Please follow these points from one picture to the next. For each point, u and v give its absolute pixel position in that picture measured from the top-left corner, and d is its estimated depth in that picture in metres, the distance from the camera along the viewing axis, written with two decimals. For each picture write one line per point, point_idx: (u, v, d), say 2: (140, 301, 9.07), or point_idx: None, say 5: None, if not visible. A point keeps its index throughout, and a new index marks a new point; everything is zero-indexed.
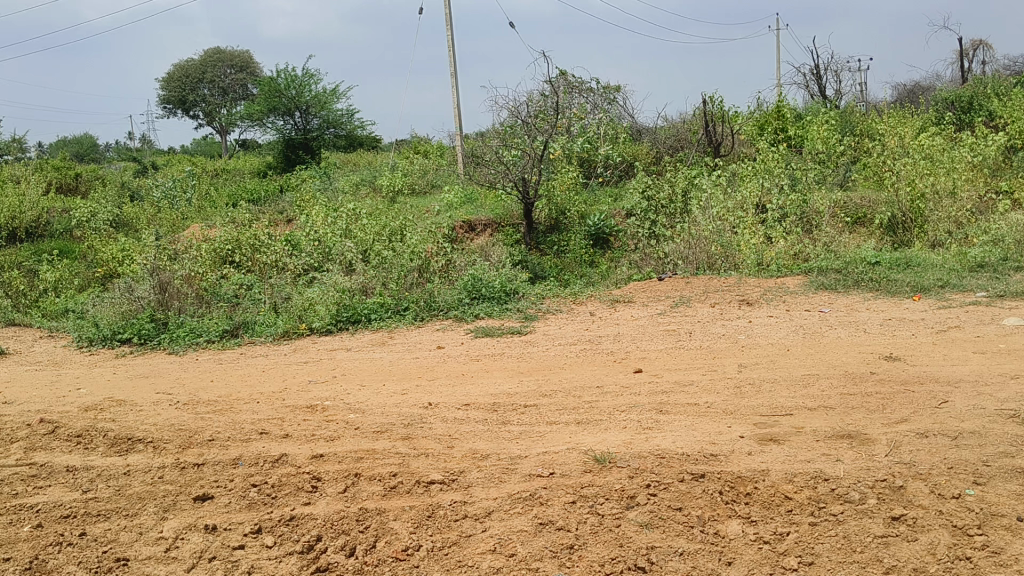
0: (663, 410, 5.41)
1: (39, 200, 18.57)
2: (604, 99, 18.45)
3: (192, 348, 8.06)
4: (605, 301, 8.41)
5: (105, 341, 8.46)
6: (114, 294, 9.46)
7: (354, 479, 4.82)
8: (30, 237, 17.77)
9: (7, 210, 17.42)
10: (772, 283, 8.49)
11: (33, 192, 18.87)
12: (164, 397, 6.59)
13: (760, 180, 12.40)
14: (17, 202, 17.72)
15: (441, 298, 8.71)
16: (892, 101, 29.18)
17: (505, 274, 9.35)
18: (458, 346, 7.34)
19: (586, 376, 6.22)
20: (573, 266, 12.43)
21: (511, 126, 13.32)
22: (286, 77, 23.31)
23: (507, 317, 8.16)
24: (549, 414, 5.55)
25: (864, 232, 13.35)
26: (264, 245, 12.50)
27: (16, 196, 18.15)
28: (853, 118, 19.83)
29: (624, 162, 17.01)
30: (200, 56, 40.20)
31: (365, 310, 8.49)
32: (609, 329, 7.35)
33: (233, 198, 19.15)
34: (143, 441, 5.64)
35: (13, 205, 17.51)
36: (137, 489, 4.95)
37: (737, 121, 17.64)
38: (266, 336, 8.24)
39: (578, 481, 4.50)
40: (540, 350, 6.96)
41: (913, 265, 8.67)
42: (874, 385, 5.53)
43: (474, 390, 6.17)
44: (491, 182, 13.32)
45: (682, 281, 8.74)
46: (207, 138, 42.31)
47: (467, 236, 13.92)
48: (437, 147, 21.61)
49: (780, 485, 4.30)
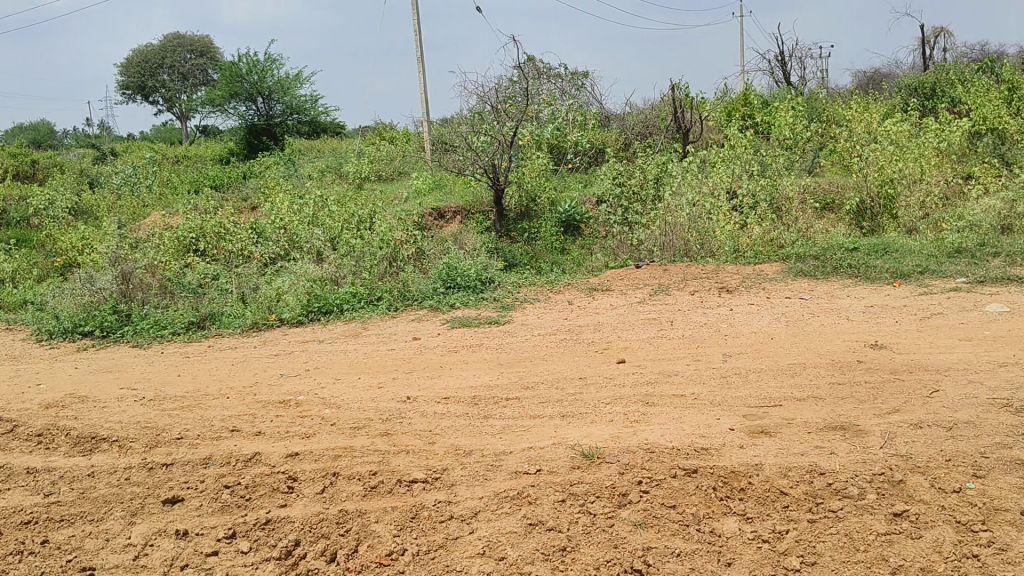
0: (649, 402, 5.26)
1: None
2: (573, 85, 18.24)
3: (157, 341, 7.77)
4: (582, 290, 8.23)
5: (66, 335, 8.13)
6: (73, 286, 9.11)
7: (332, 479, 4.62)
8: None
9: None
10: (751, 269, 8.35)
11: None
12: (128, 392, 6.33)
13: (731, 166, 12.32)
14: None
15: (415, 288, 8.49)
16: (856, 87, 29.26)
17: (480, 262, 9.12)
18: (434, 337, 7.14)
19: (567, 367, 6.05)
20: (545, 253, 12.28)
21: (479, 112, 12.94)
22: (247, 61, 22.75)
23: (483, 307, 7.96)
24: (533, 408, 5.38)
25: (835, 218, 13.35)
26: (231, 233, 12.24)
27: None
28: (820, 105, 19.87)
29: (593, 148, 16.85)
30: (160, 41, 39.44)
31: (337, 301, 8.23)
32: (588, 319, 7.19)
33: (196, 185, 18.77)
34: (107, 441, 5.42)
35: None
36: (102, 492, 4.73)
37: (706, 107, 17.50)
38: (234, 328, 7.96)
39: (567, 478, 4.34)
40: (517, 341, 6.78)
41: (891, 249, 8.59)
42: (863, 374, 5.42)
43: (454, 382, 5.98)
44: (461, 168, 13.13)
45: (660, 268, 8.59)
46: (167, 123, 41.54)
47: (436, 224, 13.74)
48: (403, 132, 21.31)
49: (775, 479, 4.18)
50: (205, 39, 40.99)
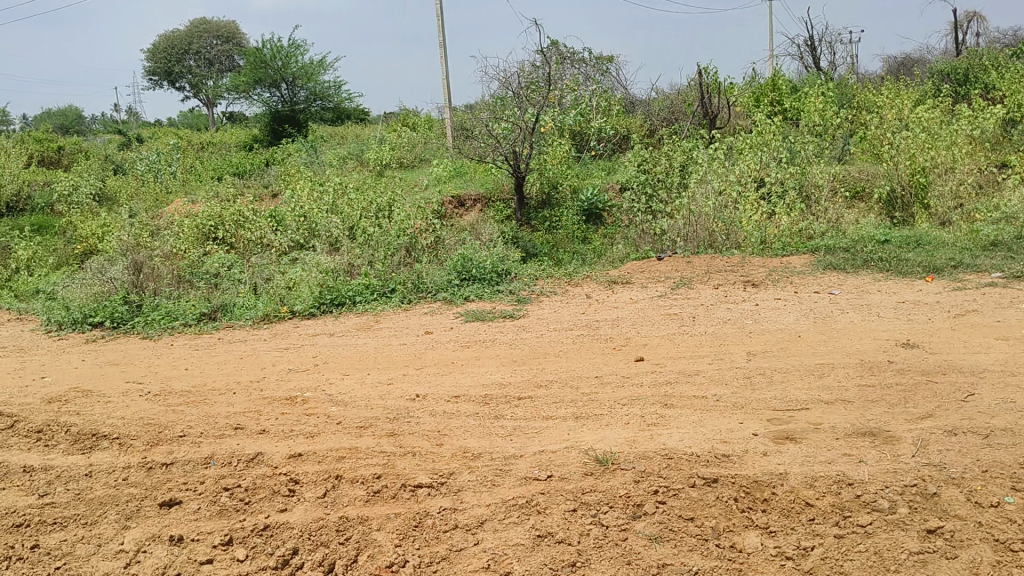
0: (668, 404, 5.02)
1: (21, 174, 18.17)
2: (597, 71, 17.89)
3: (167, 333, 7.61)
4: (602, 283, 7.99)
5: (76, 325, 8.00)
6: (86, 276, 8.98)
7: (335, 482, 4.44)
8: (11, 211, 17.39)
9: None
10: (778, 262, 8.05)
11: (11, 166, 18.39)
12: (133, 386, 6.18)
13: (757, 154, 12.03)
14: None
15: (430, 280, 8.29)
16: (886, 73, 28.70)
17: (498, 253, 8.88)
18: (447, 331, 6.94)
19: (583, 365, 5.82)
20: (566, 243, 12.12)
21: (501, 97, 12.84)
22: (272, 48, 22.59)
23: (499, 300, 7.73)
24: (546, 408, 5.15)
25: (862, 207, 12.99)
26: (250, 221, 12.09)
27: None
28: (850, 91, 19.44)
29: (617, 135, 16.55)
30: (186, 27, 39.45)
31: (350, 293, 8.04)
32: (607, 314, 6.94)
33: (218, 172, 18.68)
34: (108, 437, 5.28)
35: None
36: (99, 493, 4.59)
37: (733, 93, 17.11)
38: (245, 320, 7.79)
39: (579, 486, 4.13)
40: (533, 336, 6.56)
41: (923, 242, 8.25)
42: (894, 375, 5.16)
43: (465, 379, 5.78)
44: (482, 156, 12.91)
45: (683, 260, 8.31)
46: (193, 109, 41.59)
47: (456, 212, 13.45)
48: (426, 118, 21.09)
49: (800, 490, 3.98)
50: (230, 25, 40.98)
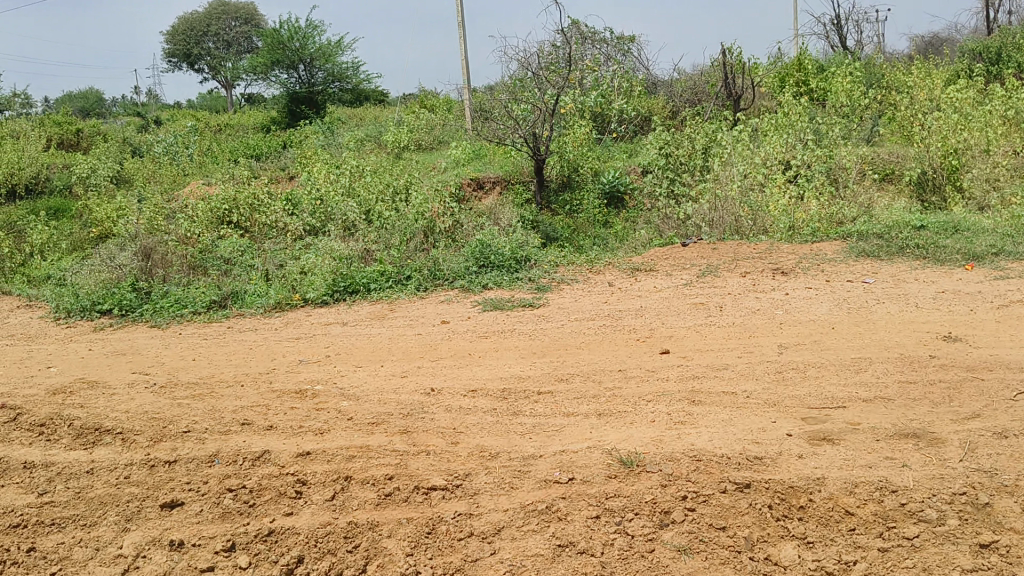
0: (695, 400, 4.76)
1: (39, 157, 18.09)
2: (618, 51, 17.53)
3: (176, 321, 7.42)
4: (624, 270, 7.71)
5: (84, 313, 7.81)
6: (96, 262, 8.80)
7: (344, 484, 4.21)
8: (29, 194, 17.31)
9: (6, 166, 16.98)
10: (808, 249, 7.73)
11: (29, 149, 18.29)
12: (140, 377, 5.98)
13: (783, 137, 11.72)
14: (15, 158, 17.28)
15: (447, 266, 8.04)
16: (914, 52, 28.09)
17: (517, 239, 8.60)
18: (464, 321, 6.69)
19: (605, 357, 5.56)
20: (586, 227, 11.92)
21: (521, 78, 12.58)
22: (289, 28, 22.24)
23: (518, 288, 7.48)
24: (567, 404, 4.90)
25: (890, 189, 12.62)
26: (265, 204, 11.86)
27: (15, 152, 17.71)
28: (879, 71, 18.98)
29: (639, 116, 16.15)
30: (205, 9, 39.30)
31: (364, 280, 7.82)
32: (630, 303, 6.66)
33: (235, 154, 18.49)
34: (111, 432, 5.09)
35: (11, 161, 17.05)
36: (98, 492, 4.39)
37: (758, 73, 16.70)
38: (257, 308, 7.58)
39: (602, 490, 3.88)
40: (553, 326, 6.31)
41: (962, 228, 7.90)
42: (936, 372, 4.87)
43: (482, 372, 5.54)
44: (500, 138, 12.60)
45: (709, 246, 8.01)
46: (212, 91, 41.41)
47: (475, 195, 13.17)
48: (444, 100, 20.79)
49: (839, 497, 3.72)
50: (249, 7, 40.78)
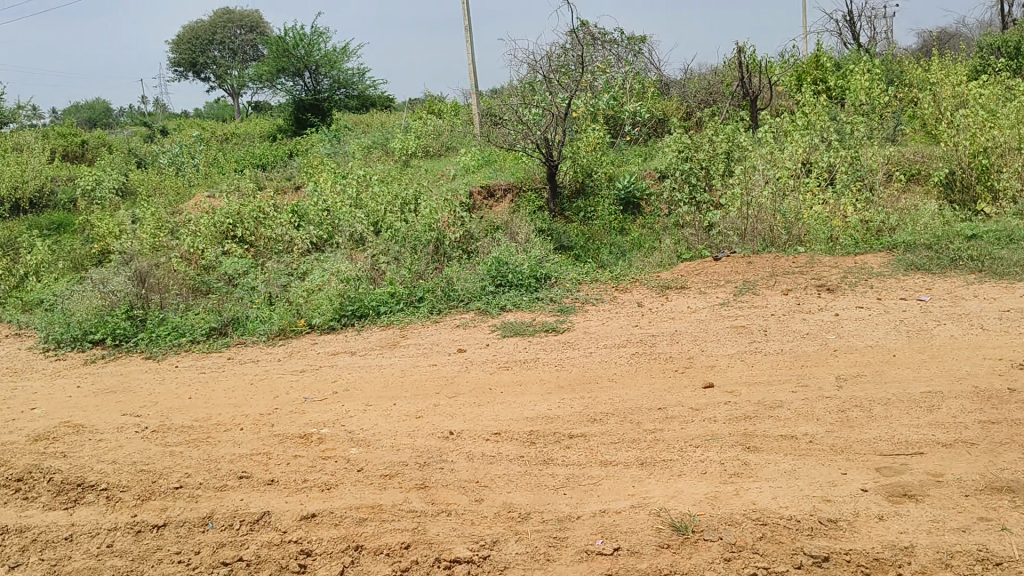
0: (751, 447, 4.21)
1: (43, 169, 17.64)
2: (630, 51, 17.01)
3: (173, 351, 6.91)
4: (653, 289, 7.16)
5: (75, 343, 7.32)
6: (88, 286, 8.27)
7: (355, 554, 3.69)
8: (33, 208, 16.88)
9: (10, 180, 16.54)
10: (852, 262, 7.16)
11: (32, 162, 17.85)
12: (130, 421, 5.46)
13: (806, 137, 11.17)
14: (18, 172, 16.82)
15: (461, 287, 7.49)
16: (925, 49, 27.47)
17: (535, 255, 8.04)
18: (483, 349, 6.15)
19: (642, 393, 5.01)
20: (603, 235, 11.39)
21: (530, 82, 11.96)
22: (294, 35, 21.83)
23: (539, 310, 6.93)
24: (605, 451, 4.35)
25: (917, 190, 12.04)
26: (270, 217, 11.28)
27: (18, 166, 17.26)
28: (897, 66, 18.36)
29: (653, 119, 15.53)
30: (210, 18, 38.96)
31: (374, 302, 7.28)
32: (664, 327, 6.10)
33: (241, 163, 17.99)
34: (95, 488, 4.57)
35: (15, 175, 16.59)
36: (77, 566, 3.87)
37: (775, 72, 16.13)
38: (259, 335, 7.07)
39: (653, 566, 3.35)
40: (581, 355, 5.76)
41: (1016, 236, 7.32)
42: (1020, 409, 4.32)
43: (506, 411, 4.99)
44: (511, 144, 12.06)
45: (743, 260, 7.46)
46: (218, 99, 40.98)
47: (486, 204, 12.56)
48: (452, 105, 20.28)
49: (933, 572, 3.19)
50: (254, 15, 40.42)
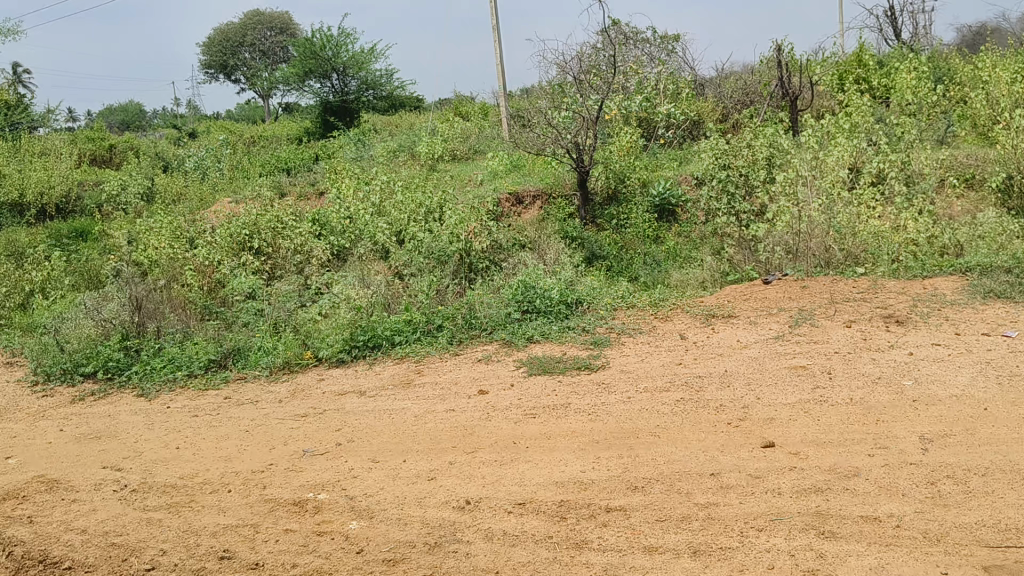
0: (827, 533, 3.51)
1: (69, 173, 17.24)
2: (663, 50, 16.27)
3: (167, 388, 6.31)
4: (697, 317, 6.44)
5: (65, 377, 6.73)
6: (83, 310, 7.68)
7: None
8: (60, 213, 16.47)
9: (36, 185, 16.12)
10: (921, 287, 6.41)
11: (59, 167, 17.41)
12: (109, 476, 4.85)
13: (851, 140, 10.35)
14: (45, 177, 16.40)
15: (484, 313, 6.80)
16: (962, 45, 26.46)
17: (566, 277, 7.35)
18: (508, 390, 5.48)
19: (690, 452, 4.31)
20: (636, 244, 10.72)
21: (561, 84, 11.33)
22: (322, 36, 21.25)
23: (570, 343, 6.24)
24: (649, 531, 3.66)
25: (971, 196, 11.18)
26: (289, 228, 10.37)
27: (43, 170, 16.85)
28: (945, 63, 17.46)
29: (688, 120, 14.69)
30: (240, 20, 38.68)
31: (387, 331, 6.63)
32: (711, 366, 5.39)
33: (266, 166, 17.42)
34: (56, 568, 3.94)
35: (41, 180, 16.17)
36: None
37: (816, 71, 15.32)
38: (261, 369, 6.46)
39: None
40: (617, 401, 5.07)
41: None
42: None
43: (533, 473, 4.32)
44: (539, 149, 11.29)
45: (797, 284, 6.72)
46: (249, 102, 40.67)
47: (513, 211, 11.83)
48: (481, 107, 19.62)
49: None
50: (284, 16, 40.09)
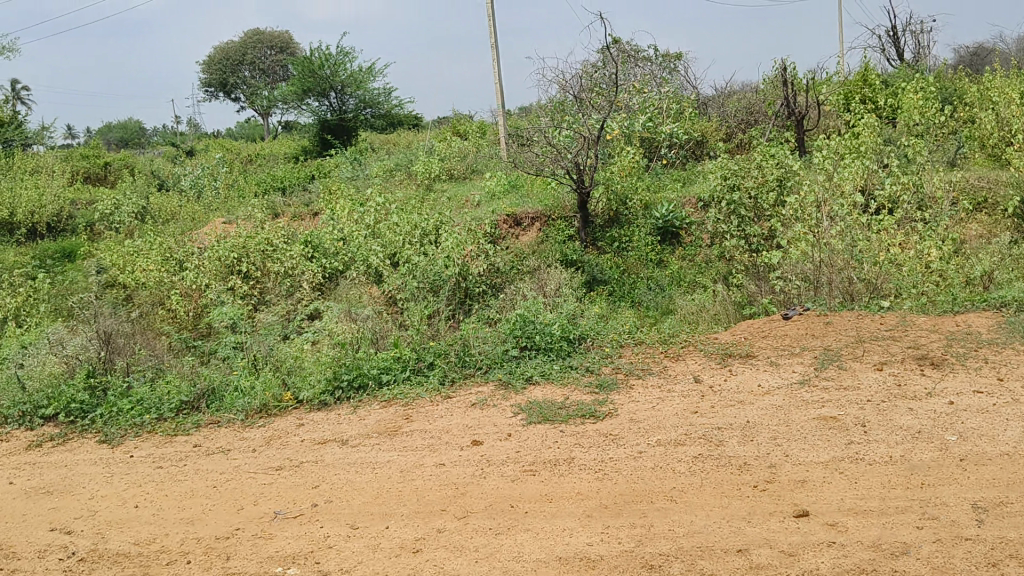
0: None
1: (61, 192, 16.74)
2: (664, 68, 15.82)
3: (133, 433, 5.77)
4: (712, 357, 5.91)
5: (24, 418, 6.19)
6: (49, 344, 7.13)
7: None
8: (51, 232, 15.96)
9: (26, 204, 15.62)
10: (954, 325, 5.89)
11: (50, 185, 16.89)
12: (58, 542, 4.31)
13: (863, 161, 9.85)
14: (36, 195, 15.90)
15: (479, 350, 6.28)
16: (963, 66, 26.08)
17: (568, 310, 6.81)
18: (505, 441, 4.95)
19: (713, 521, 3.78)
20: (640, 269, 10.21)
21: (562, 103, 10.82)
22: (320, 54, 20.77)
23: (573, 385, 5.71)
24: None
25: (986, 219, 10.68)
26: (278, 251, 9.84)
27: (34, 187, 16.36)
28: (952, 82, 17.01)
29: (691, 140, 14.22)
30: (240, 38, 38.33)
31: (374, 370, 6.10)
32: (731, 416, 4.87)
33: (260, 184, 16.92)
34: None
35: (31, 198, 15.67)
36: None
37: (822, 90, 14.88)
38: (236, 413, 5.94)
39: None
40: (627, 456, 4.53)
41: None
42: None
43: (534, 544, 3.79)
44: (538, 169, 10.77)
45: (819, 320, 6.20)
46: (248, 121, 40.25)
47: (511, 233, 11.32)
48: (479, 125, 19.15)
49: None
50: (284, 35, 39.75)
